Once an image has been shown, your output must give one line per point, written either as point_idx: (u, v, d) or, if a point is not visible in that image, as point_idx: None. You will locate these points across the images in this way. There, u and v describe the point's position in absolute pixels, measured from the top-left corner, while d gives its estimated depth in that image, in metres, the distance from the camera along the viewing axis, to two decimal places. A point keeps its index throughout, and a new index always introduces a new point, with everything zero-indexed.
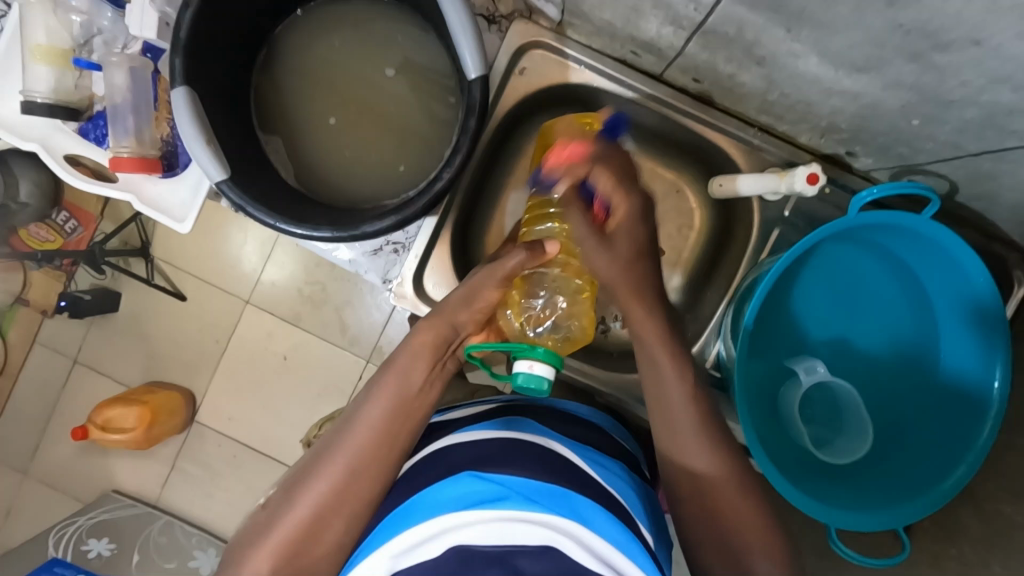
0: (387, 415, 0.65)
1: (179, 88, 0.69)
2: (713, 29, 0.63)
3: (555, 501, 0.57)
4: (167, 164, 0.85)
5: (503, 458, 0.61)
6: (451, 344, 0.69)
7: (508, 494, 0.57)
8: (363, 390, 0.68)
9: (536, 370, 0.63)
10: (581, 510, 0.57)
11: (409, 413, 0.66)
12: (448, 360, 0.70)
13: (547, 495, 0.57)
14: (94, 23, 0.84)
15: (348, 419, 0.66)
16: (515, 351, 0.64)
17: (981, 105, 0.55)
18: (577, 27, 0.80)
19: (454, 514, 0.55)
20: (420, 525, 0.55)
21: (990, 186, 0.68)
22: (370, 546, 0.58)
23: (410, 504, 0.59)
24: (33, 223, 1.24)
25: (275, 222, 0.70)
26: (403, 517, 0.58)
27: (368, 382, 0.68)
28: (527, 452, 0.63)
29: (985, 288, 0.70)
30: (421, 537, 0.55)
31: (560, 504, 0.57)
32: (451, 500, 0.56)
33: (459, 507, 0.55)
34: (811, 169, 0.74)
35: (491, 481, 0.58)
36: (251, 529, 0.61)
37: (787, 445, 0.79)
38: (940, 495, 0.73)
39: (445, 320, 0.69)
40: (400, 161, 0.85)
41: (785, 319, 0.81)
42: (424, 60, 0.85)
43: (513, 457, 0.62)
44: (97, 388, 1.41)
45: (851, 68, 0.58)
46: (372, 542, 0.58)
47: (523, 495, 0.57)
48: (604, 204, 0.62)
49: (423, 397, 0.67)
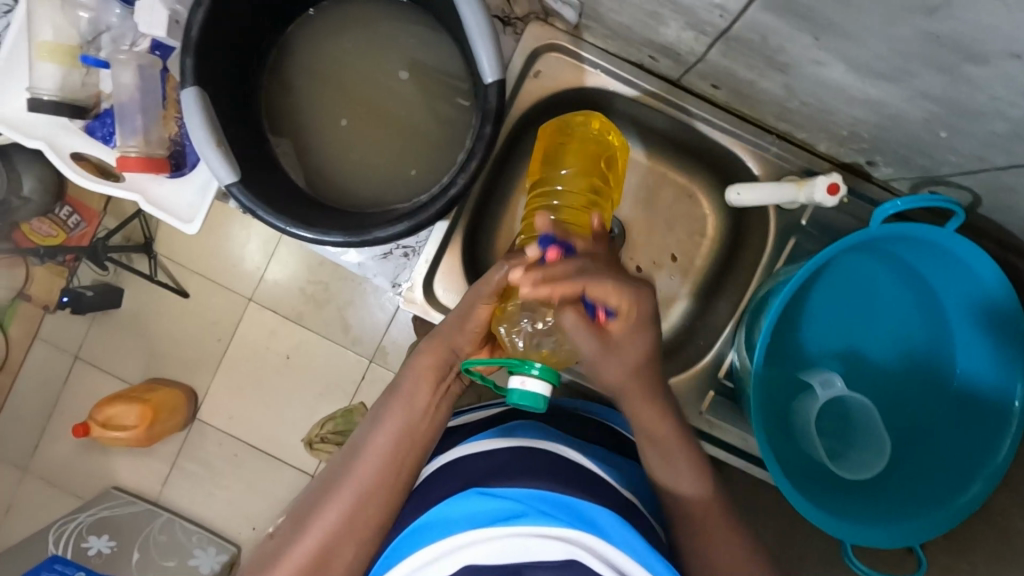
0: (394, 439, 0.64)
1: (189, 88, 0.68)
2: (736, 35, 0.61)
3: (571, 514, 0.56)
4: (174, 164, 0.84)
5: (513, 471, 0.61)
6: (454, 365, 0.68)
7: (523, 509, 0.56)
8: (370, 415, 0.67)
9: (530, 387, 0.56)
10: (597, 521, 0.56)
11: (416, 436, 0.65)
12: (452, 381, 0.69)
13: (560, 507, 0.56)
14: (102, 20, 0.82)
15: (356, 445, 0.65)
16: (509, 365, 0.57)
17: (1010, 119, 0.54)
18: (593, 30, 0.79)
19: (467, 531, 0.54)
20: (433, 543, 0.54)
21: (1013, 200, 0.67)
22: (386, 565, 0.57)
23: (422, 520, 0.58)
24: (36, 218, 1.24)
25: (286, 227, 0.69)
26: (416, 535, 0.57)
27: (375, 408, 0.68)
28: (537, 462, 0.62)
29: (1007, 305, 0.69)
30: (436, 555, 0.54)
31: (574, 516, 0.56)
32: (464, 518, 0.55)
33: (473, 524, 0.54)
34: (832, 178, 0.73)
35: (504, 496, 0.57)
36: (263, 556, 0.61)
37: (800, 458, 0.77)
38: (957, 510, 0.72)
39: (448, 341, 0.67)
40: (411, 165, 0.84)
41: (800, 331, 0.80)
42: (436, 62, 0.84)
43: (525, 470, 0.61)
44: (99, 384, 1.40)
45: (878, 77, 0.57)
46: (388, 560, 0.57)
47: (539, 509, 0.56)
48: (608, 311, 0.60)
49: (429, 419, 0.67)
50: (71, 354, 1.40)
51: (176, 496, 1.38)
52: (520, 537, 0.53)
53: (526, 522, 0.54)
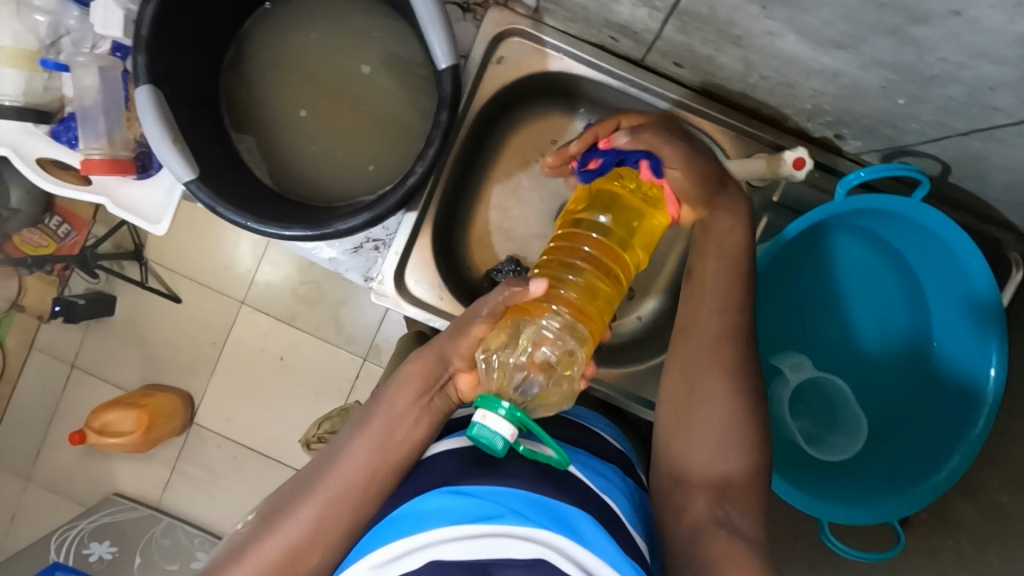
0: (369, 455, 0.62)
1: (143, 86, 0.67)
2: (687, 8, 0.60)
3: (544, 515, 0.55)
4: (140, 165, 0.84)
5: (491, 468, 0.60)
6: (442, 378, 0.66)
7: (497, 509, 0.54)
8: (353, 424, 0.66)
9: (489, 421, 0.53)
10: (572, 523, 0.55)
11: (393, 446, 0.63)
12: (437, 395, 0.66)
13: (536, 507, 0.55)
14: (61, 23, 0.82)
15: (339, 448, 0.64)
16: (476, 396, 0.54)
17: (964, 81, 0.53)
18: (553, 13, 0.77)
19: (442, 526, 0.53)
20: (403, 539, 0.53)
21: (979, 166, 0.65)
22: (354, 557, 0.56)
23: (393, 516, 0.57)
24: (25, 228, 1.25)
25: (246, 222, 0.68)
26: (390, 526, 0.56)
27: (358, 416, 0.67)
28: (513, 460, 0.61)
29: (977, 272, 0.68)
30: (406, 548, 0.53)
31: (550, 518, 0.55)
32: (441, 512, 0.54)
33: (446, 523, 0.53)
34: (798, 152, 0.72)
35: (479, 495, 0.55)
36: (229, 550, 0.61)
37: (778, 443, 0.76)
38: (934, 487, 0.70)
39: (439, 347, 0.66)
40: (370, 160, 0.83)
41: (770, 313, 0.79)
42: (397, 53, 0.83)
43: (500, 467, 0.60)
44: (96, 392, 1.41)
45: (828, 46, 0.56)
46: (355, 552, 0.56)
47: (512, 509, 0.54)
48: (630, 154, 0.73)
49: (411, 428, 0.64)
50: (67, 363, 1.40)
51: (178, 499, 1.39)
52: (494, 537, 0.52)
53: (502, 522, 0.53)
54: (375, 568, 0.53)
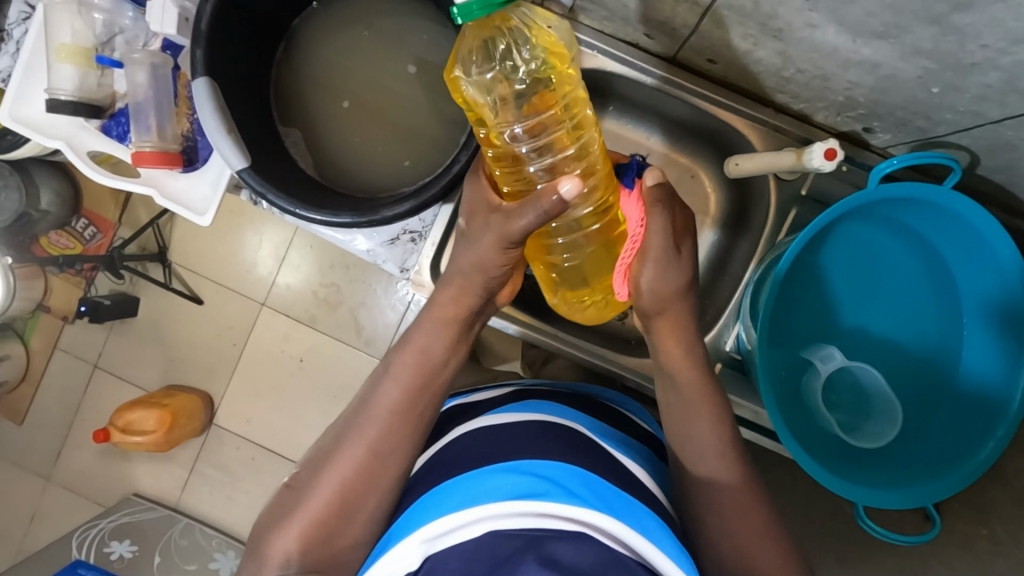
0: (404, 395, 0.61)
1: (201, 79, 0.70)
2: (730, 4, 0.63)
3: (593, 497, 0.53)
4: (187, 158, 0.87)
5: (534, 447, 0.58)
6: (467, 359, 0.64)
7: (548, 488, 0.52)
8: (378, 371, 0.64)
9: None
10: (619, 508, 0.53)
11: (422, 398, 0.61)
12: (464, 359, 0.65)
13: (585, 487, 0.53)
14: (115, 22, 0.86)
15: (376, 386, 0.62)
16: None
17: (1003, 68, 0.55)
18: (590, 12, 0.79)
19: (488, 503, 0.51)
20: (451, 512, 0.51)
21: (1013, 157, 0.67)
22: (399, 530, 0.54)
23: (443, 487, 0.55)
24: (54, 231, 1.29)
25: (295, 210, 0.71)
26: (432, 502, 0.54)
27: (382, 364, 0.65)
28: (562, 439, 0.60)
29: (1011, 257, 0.69)
30: (450, 524, 0.51)
31: (598, 499, 0.53)
32: (490, 490, 0.52)
33: (496, 497, 0.51)
34: (828, 144, 0.72)
35: (530, 473, 0.54)
36: (270, 515, 0.58)
37: (814, 434, 0.77)
38: (971, 470, 0.71)
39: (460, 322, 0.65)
40: (405, 156, 0.86)
41: (799, 305, 0.80)
42: (437, 58, 0.85)
43: (545, 447, 0.58)
44: (118, 392, 1.43)
45: (869, 36, 0.58)
46: (397, 529, 0.54)
47: (564, 488, 0.52)
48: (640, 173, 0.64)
49: (445, 369, 0.64)
50: (90, 364, 1.43)
51: (197, 501, 1.40)
52: (538, 515, 0.50)
53: (551, 499, 0.51)
54: (428, 540, 0.51)
